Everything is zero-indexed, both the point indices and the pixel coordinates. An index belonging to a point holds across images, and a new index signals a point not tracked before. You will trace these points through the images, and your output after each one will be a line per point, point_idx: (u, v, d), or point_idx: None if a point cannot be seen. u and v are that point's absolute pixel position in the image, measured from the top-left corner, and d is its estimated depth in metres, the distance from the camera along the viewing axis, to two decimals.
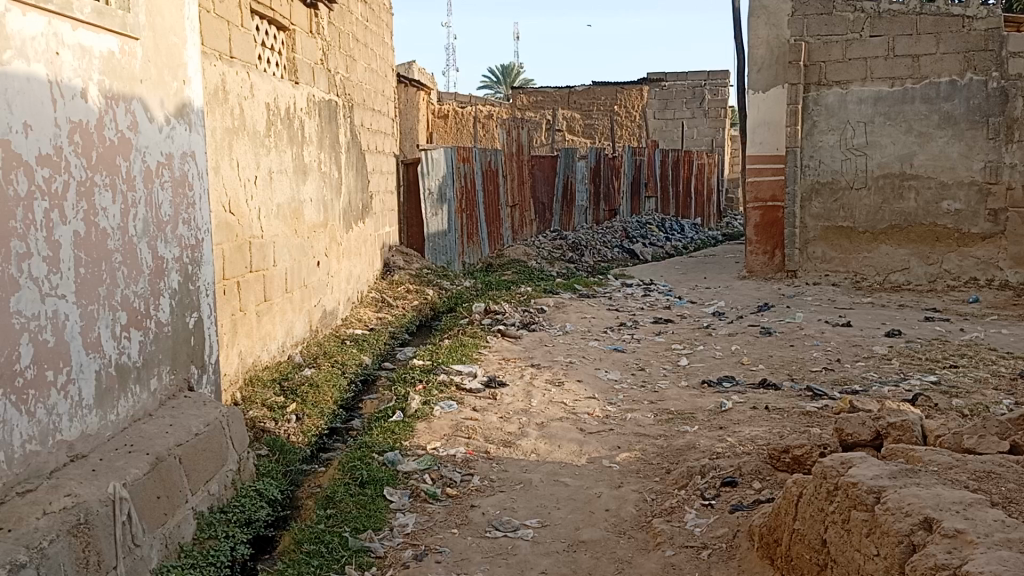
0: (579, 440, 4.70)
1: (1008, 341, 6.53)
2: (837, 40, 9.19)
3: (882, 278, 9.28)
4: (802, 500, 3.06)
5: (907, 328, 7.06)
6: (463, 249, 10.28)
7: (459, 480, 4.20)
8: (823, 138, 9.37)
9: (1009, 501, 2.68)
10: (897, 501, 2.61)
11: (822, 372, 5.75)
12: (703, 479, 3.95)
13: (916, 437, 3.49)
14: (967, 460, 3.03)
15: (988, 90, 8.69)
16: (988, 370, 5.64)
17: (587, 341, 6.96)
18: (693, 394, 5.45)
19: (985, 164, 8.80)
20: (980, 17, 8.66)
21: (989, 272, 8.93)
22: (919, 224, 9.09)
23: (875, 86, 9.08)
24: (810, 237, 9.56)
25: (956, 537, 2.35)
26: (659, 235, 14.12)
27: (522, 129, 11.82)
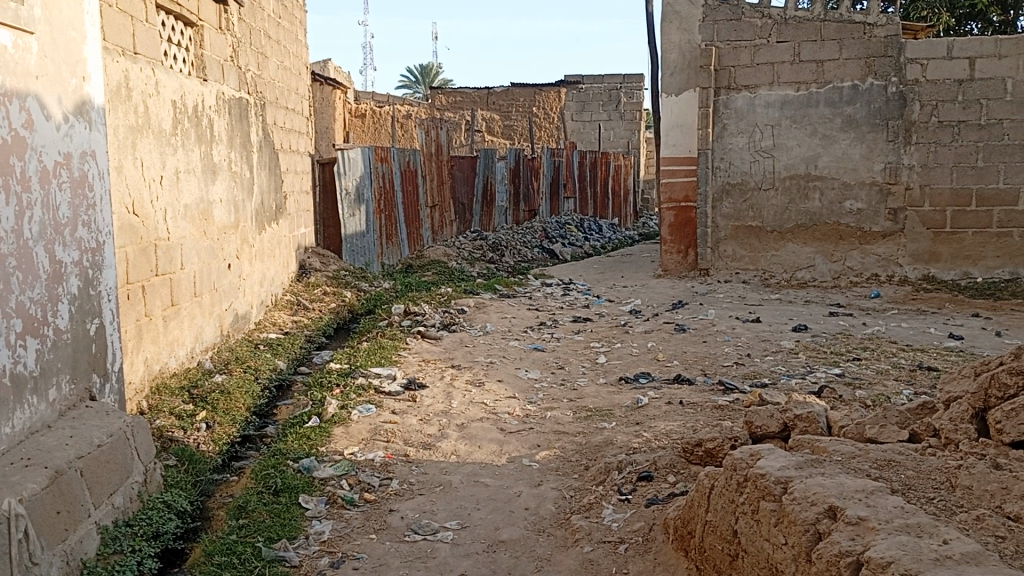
0: (499, 440, 4.70)
1: (907, 334, 6.87)
2: (746, 45, 9.49)
3: (790, 276, 9.65)
4: (713, 492, 3.15)
5: (813, 323, 7.35)
6: (382, 249, 10.17)
7: (377, 485, 4.15)
8: (733, 140, 9.67)
9: (908, 488, 2.81)
10: (803, 491, 2.70)
11: (734, 366, 5.93)
12: (620, 474, 4.02)
13: (821, 427, 3.63)
14: (868, 449, 3.17)
15: (888, 95, 9.09)
16: (889, 362, 5.92)
17: (508, 341, 6.99)
18: (611, 391, 5.53)
19: (885, 165, 9.20)
20: (880, 24, 9.05)
21: (889, 269, 9.37)
22: (824, 223, 9.48)
23: (782, 90, 9.41)
24: (721, 236, 9.86)
25: (859, 524, 2.45)
26: (578, 235, 14.29)
27: (441, 129, 11.76)
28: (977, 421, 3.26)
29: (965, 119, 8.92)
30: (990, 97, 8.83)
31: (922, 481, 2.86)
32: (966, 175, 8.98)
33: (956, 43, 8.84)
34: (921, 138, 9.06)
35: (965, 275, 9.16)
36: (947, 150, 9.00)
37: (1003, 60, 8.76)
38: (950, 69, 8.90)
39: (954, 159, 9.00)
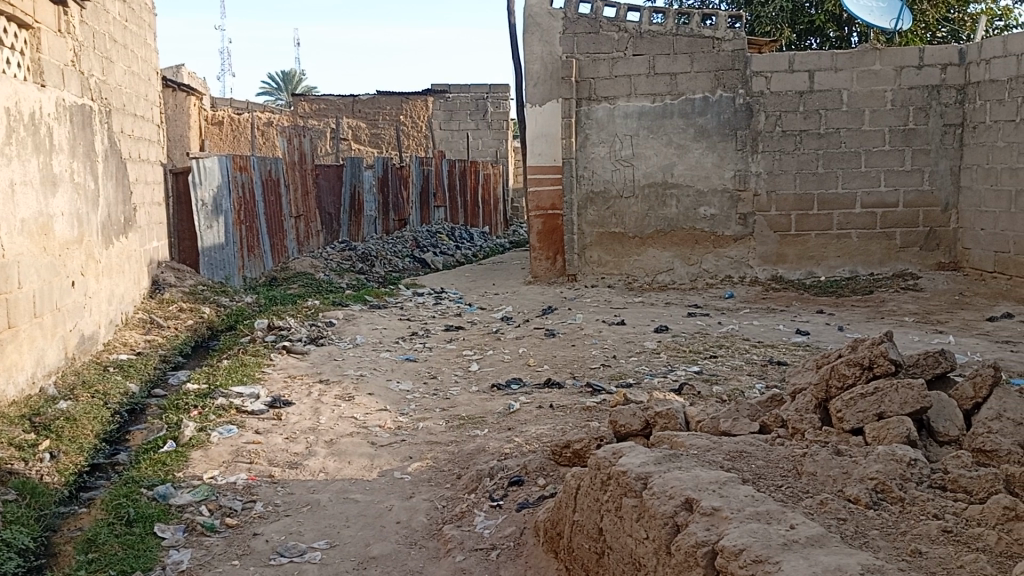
0: (370, 455, 4.63)
1: (758, 331, 7.31)
2: (604, 58, 9.83)
3: (652, 279, 10.06)
4: (580, 491, 3.24)
5: (673, 323, 7.69)
6: (243, 262, 9.80)
7: (240, 509, 3.98)
8: (595, 149, 9.98)
9: (758, 477, 2.98)
10: (662, 486, 2.82)
11: (601, 368, 6.11)
12: (491, 481, 4.04)
13: (679, 423, 3.80)
14: (722, 441, 3.34)
15: (735, 106, 9.66)
16: (743, 358, 6.28)
17: (378, 352, 6.89)
18: (483, 398, 5.56)
19: (735, 173, 9.76)
20: (728, 39, 9.59)
21: (742, 270, 9.95)
22: (681, 229, 9.96)
23: (639, 102, 9.80)
24: (587, 242, 10.15)
25: (713, 514, 2.59)
26: (450, 244, 14.29)
27: (304, 137, 11.46)
28: (820, 411, 3.51)
29: (806, 128, 9.56)
30: (827, 108, 9.50)
31: (771, 469, 3.05)
32: (808, 181, 9.65)
33: (796, 57, 9.47)
34: (767, 146, 9.66)
35: (810, 274, 9.84)
36: (791, 158, 9.64)
37: (838, 74, 9.44)
38: (792, 81, 9.52)
39: (797, 166, 9.64)
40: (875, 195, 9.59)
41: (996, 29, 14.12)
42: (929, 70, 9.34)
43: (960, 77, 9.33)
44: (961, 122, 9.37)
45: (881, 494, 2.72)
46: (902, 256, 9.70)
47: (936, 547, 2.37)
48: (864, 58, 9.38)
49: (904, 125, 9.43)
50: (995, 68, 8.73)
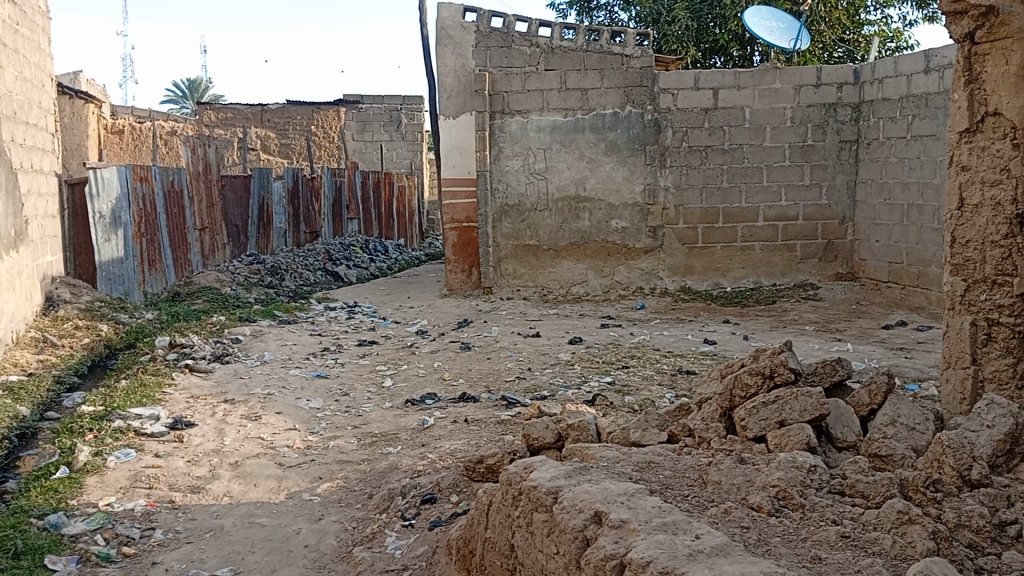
0: (277, 476, 4.50)
1: (669, 341, 7.48)
2: (517, 72, 9.91)
3: (566, 291, 10.17)
4: (492, 508, 3.22)
5: (587, 335, 7.79)
6: (143, 276, 9.40)
7: (138, 536, 3.79)
8: (509, 163, 10.04)
9: (665, 488, 3.03)
10: (571, 500, 2.84)
11: (516, 381, 6.12)
12: (403, 499, 3.98)
13: (591, 435, 3.83)
14: (631, 453, 3.39)
15: (644, 122, 9.89)
16: (653, 367, 6.41)
17: (287, 369, 6.72)
18: (396, 414, 5.49)
19: (644, 187, 10.00)
20: (636, 56, 9.82)
21: (653, 282, 10.17)
22: (594, 241, 10.12)
23: (551, 116, 9.93)
24: (502, 254, 10.20)
25: (621, 526, 2.62)
26: (363, 256, 14.10)
27: (210, 146, 11.13)
28: (725, 420, 3.61)
29: (711, 144, 9.88)
30: (731, 125, 9.84)
31: (678, 479, 3.11)
32: (714, 196, 9.96)
33: (701, 76, 9.77)
34: (675, 161, 9.93)
35: (717, 285, 10.15)
36: (697, 172, 9.93)
37: (741, 91, 9.78)
38: (697, 98, 9.82)
39: (703, 180, 9.94)
40: (777, 209, 9.98)
41: (889, 50, 14.95)
42: (826, 88, 9.76)
43: (855, 96, 9.78)
44: (856, 139, 9.83)
45: (782, 500, 2.80)
46: (803, 267, 10.10)
47: (836, 552, 2.45)
48: (765, 77, 9.76)
49: (804, 141, 9.84)
50: (887, 87, 9.21)
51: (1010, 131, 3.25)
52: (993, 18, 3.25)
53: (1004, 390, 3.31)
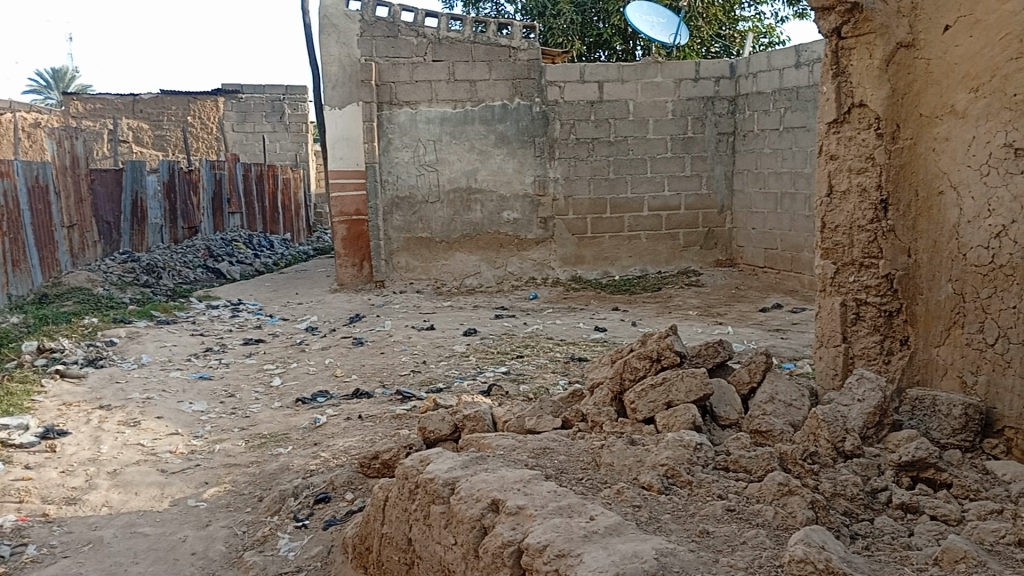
0: (160, 483, 4.29)
1: (561, 330, 7.60)
2: (404, 62, 9.80)
3: (459, 283, 10.16)
4: (388, 503, 3.19)
5: (481, 326, 7.81)
6: (7, 278, 8.73)
7: (9, 554, 3.53)
8: (399, 154, 9.91)
9: (560, 472, 3.08)
10: (468, 490, 2.84)
11: (410, 375, 6.06)
12: (295, 500, 3.88)
13: (487, 425, 3.84)
14: (527, 440, 3.42)
15: (533, 114, 9.99)
16: (547, 356, 6.50)
17: (168, 372, 6.40)
18: (286, 414, 5.33)
19: (534, 178, 10.11)
20: (522, 49, 9.90)
21: (544, 272, 10.31)
22: (486, 233, 10.16)
23: (440, 108, 9.87)
24: (394, 248, 10.07)
25: (518, 513, 2.64)
26: (247, 252, 13.60)
27: (77, 139, 10.46)
28: (615, 404, 3.69)
29: (598, 136, 10.09)
30: (615, 117, 10.07)
31: (572, 463, 3.17)
32: (601, 187, 10.18)
33: (587, 69, 9.95)
34: (563, 153, 10.09)
35: (606, 274, 10.38)
36: (585, 164, 10.13)
37: (625, 85, 10.03)
38: (583, 91, 10.00)
39: (590, 172, 10.14)
40: (660, 199, 10.29)
41: (762, 45, 15.68)
42: (704, 82, 10.14)
43: (731, 90, 10.19)
44: (733, 131, 10.25)
45: (671, 479, 2.89)
46: (686, 255, 10.48)
47: (722, 526, 2.55)
48: (647, 71, 10.03)
49: (684, 134, 10.19)
50: (760, 81, 9.65)
51: (874, 121, 3.46)
52: (858, 13, 3.44)
53: (872, 365, 3.54)
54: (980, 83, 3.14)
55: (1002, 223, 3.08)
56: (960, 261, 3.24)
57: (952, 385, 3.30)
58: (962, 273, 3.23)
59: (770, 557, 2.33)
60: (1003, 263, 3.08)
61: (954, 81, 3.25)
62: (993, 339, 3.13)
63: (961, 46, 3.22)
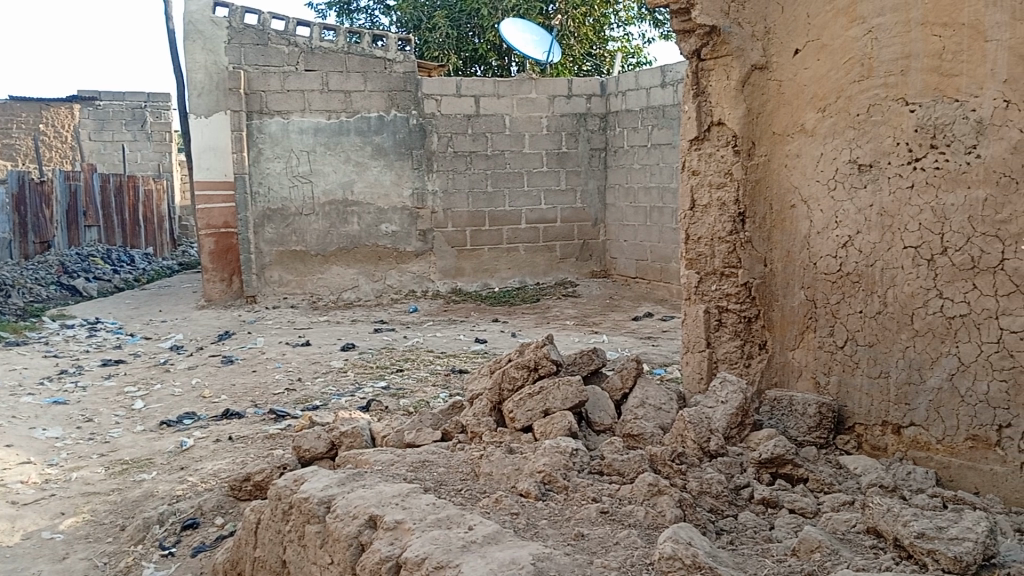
0: (9, 516, 3.96)
1: (441, 343, 7.59)
2: (275, 71, 9.55)
3: (336, 297, 9.96)
4: (261, 525, 3.12)
5: (359, 341, 7.68)
6: None
7: None
8: (270, 165, 9.63)
9: (439, 484, 3.07)
10: (345, 507, 2.81)
11: (285, 393, 5.87)
12: (161, 528, 3.69)
13: (366, 441, 3.77)
14: (405, 454, 3.40)
15: (409, 126, 9.96)
16: (427, 369, 6.47)
17: (17, 397, 5.92)
18: (150, 438, 5.05)
19: (412, 191, 10.07)
20: (397, 61, 9.88)
21: (424, 285, 10.26)
22: (364, 246, 10.02)
23: (313, 118, 9.67)
24: (266, 262, 9.76)
25: (396, 527, 2.62)
26: (105, 267, 12.84)
27: None
28: (494, 414, 3.72)
29: (475, 150, 10.18)
30: (492, 131, 10.20)
31: (451, 475, 3.17)
32: (479, 200, 10.27)
33: (463, 83, 10.03)
34: (440, 166, 10.11)
35: (485, 286, 10.45)
36: (463, 177, 10.19)
37: (500, 100, 10.18)
38: (460, 105, 10.07)
39: (468, 185, 10.22)
40: (537, 212, 10.50)
41: (631, 64, 16.33)
42: (576, 99, 10.44)
43: (602, 107, 10.54)
44: (605, 146, 10.60)
45: (548, 485, 2.94)
46: (563, 266, 10.71)
47: (596, 528, 2.62)
48: (522, 86, 10.23)
49: (558, 149, 10.45)
50: (629, 99, 10.02)
51: (732, 139, 3.67)
52: (716, 36, 3.64)
53: (733, 368, 3.75)
54: (827, 103, 3.37)
55: (848, 233, 3.30)
56: (812, 269, 3.47)
57: (807, 385, 3.52)
58: (814, 281, 3.46)
59: (642, 555, 2.41)
60: (849, 271, 3.31)
61: (804, 101, 3.47)
62: (842, 342, 3.36)
63: (810, 68, 3.44)
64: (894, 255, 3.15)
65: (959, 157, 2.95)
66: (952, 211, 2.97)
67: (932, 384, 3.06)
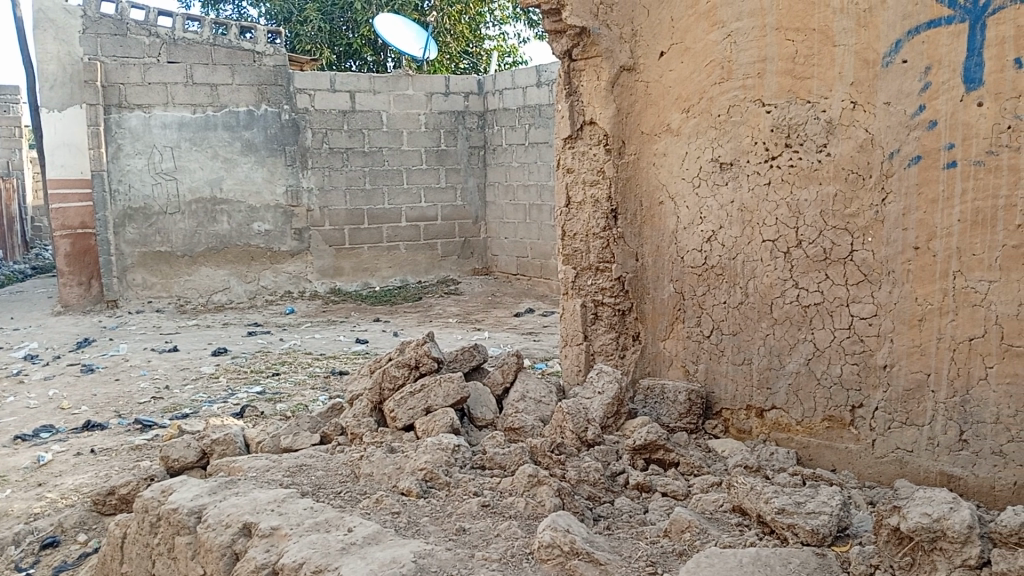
0: None
1: (319, 344, 7.42)
2: (134, 63, 9.04)
3: (206, 300, 9.54)
4: (127, 540, 2.97)
5: (232, 345, 7.39)
6: None
7: None
8: (131, 162, 9.11)
9: (318, 488, 3.01)
10: (217, 516, 2.71)
11: (151, 402, 5.57)
12: (16, 549, 3.44)
13: (239, 448, 3.64)
14: (281, 459, 3.31)
15: (281, 121, 9.67)
16: (305, 372, 6.31)
17: None
18: (1, 455, 4.67)
19: (286, 188, 9.78)
20: (267, 54, 9.58)
21: (300, 285, 9.99)
22: (235, 245, 9.64)
23: (177, 112, 9.21)
24: (129, 264, 9.23)
25: (272, 534, 2.56)
26: None
27: None
28: (376, 414, 3.67)
29: (351, 147, 10.02)
30: (368, 128, 10.07)
31: (330, 478, 3.10)
32: (358, 197, 10.11)
33: (337, 78, 9.85)
34: (316, 163, 9.88)
35: (365, 285, 10.28)
36: (339, 174, 10.00)
37: (376, 96, 10.06)
38: (334, 100, 9.88)
39: (346, 183, 10.04)
40: (417, 210, 10.43)
41: (507, 63, 16.52)
42: (454, 97, 10.46)
43: (479, 105, 10.61)
44: (483, 144, 10.68)
45: (430, 482, 2.94)
46: (444, 264, 10.69)
47: (477, 522, 2.64)
48: (398, 83, 10.16)
49: (437, 146, 10.44)
50: (506, 98, 10.13)
51: (603, 138, 3.79)
52: (585, 37, 3.74)
53: (609, 360, 3.87)
54: (690, 104, 3.52)
55: (712, 228, 3.47)
56: (680, 263, 3.62)
57: (678, 373, 3.67)
58: (681, 274, 3.62)
59: (522, 546, 2.45)
60: (713, 264, 3.48)
61: (669, 102, 3.62)
62: (708, 331, 3.53)
63: (675, 70, 3.59)
64: (754, 248, 3.33)
65: (811, 155, 3.15)
66: (807, 206, 3.17)
67: (790, 368, 3.27)
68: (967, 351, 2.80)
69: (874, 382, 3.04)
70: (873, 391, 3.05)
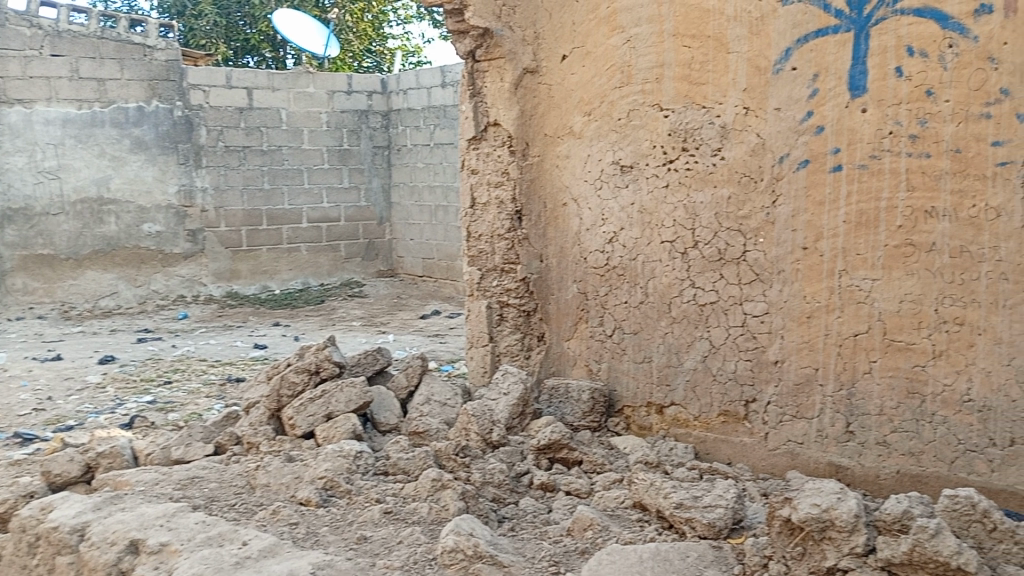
0: None
1: (216, 350, 7.14)
2: (14, 55, 8.48)
3: (92, 305, 9.02)
4: (3, 563, 2.78)
5: (121, 352, 7.03)
6: None
7: None
8: (10, 160, 8.53)
9: (211, 501, 2.89)
10: (102, 534, 2.57)
11: (31, 415, 5.22)
12: None
13: (127, 461, 3.46)
14: (172, 471, 3.16)
15: (174, 118, 9.27)
16: (198, 379, 6.05)
17: None
18: None
19: (179, 188, 9.39)
20: (159, 48, 9.18)
21: (195, 289, 9.59)
22: (124, 248, 9.17)
23: (61, 107, 8.70)
24: (7, 268, 8.63)
25: (161, 550, 2.44)
26: None
27: None
28: (274, 422, 3.54)
29: (248, 145, 9.72)
30: (267, 126, 9.80)
31: (224, 490, 2.98)
32: (256, 197, 9.81)
33: (233, 74, 9.55)
34: (211, 161, 9.52)
35: (265, 288, 9.97)
36: (236, 173, 9.68)
37: (275, 93, 9.81)
38: (231, 97, 9.57)
39: (243, 182, 9.72)
40: (320, 211, 10.23)
41: (410, 62, 16.39)
42: (357, 95, 10.33)
43: (383, 104, 10.50)
44: (387, 145, 10.56)
45: (330, 490, 2.86)
46: (347, 266, 10.49)
47: (380, 529, 2.59)
48: (298, 80, 9.94)
49: (340, 146, 10.28)
50: (410, 98, 10.05)
51: (507, 139, 3.80)
52: (489, 38, 3.75)
53: (515, 360, 3.87)
54: (592, 108, 3.57)
55: (613, 229, 3.52)
56: (582, 263, 3.66)
57: (581, 372, 3.70)
58: (584, 275, 3.65)
59: (424, 552, 2.41)
60: (615, 264, 3.53)
61: (571, 105, 3.65)
62: (610, 331, 3.58)
63: (576, 74, 3.63)
64: (653, 249, 3.40)
65: (707, 159, 3.24)
66: (702, 208, 3.26)
67: (689, 366, 3.35)
68: (854, 346, 2.93)
69: (766, 377, 3.16)
70: (766, 386, 3.16)
